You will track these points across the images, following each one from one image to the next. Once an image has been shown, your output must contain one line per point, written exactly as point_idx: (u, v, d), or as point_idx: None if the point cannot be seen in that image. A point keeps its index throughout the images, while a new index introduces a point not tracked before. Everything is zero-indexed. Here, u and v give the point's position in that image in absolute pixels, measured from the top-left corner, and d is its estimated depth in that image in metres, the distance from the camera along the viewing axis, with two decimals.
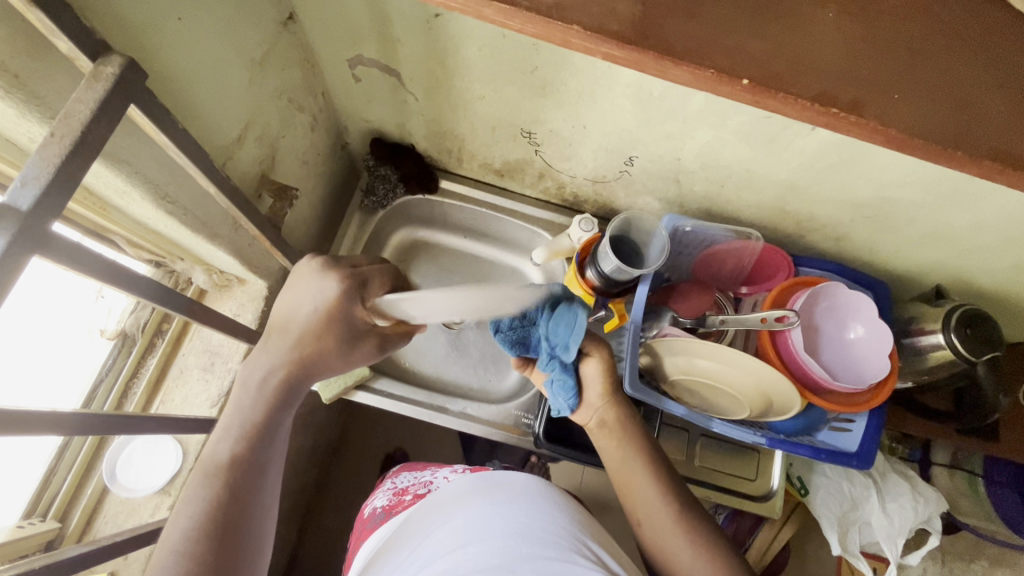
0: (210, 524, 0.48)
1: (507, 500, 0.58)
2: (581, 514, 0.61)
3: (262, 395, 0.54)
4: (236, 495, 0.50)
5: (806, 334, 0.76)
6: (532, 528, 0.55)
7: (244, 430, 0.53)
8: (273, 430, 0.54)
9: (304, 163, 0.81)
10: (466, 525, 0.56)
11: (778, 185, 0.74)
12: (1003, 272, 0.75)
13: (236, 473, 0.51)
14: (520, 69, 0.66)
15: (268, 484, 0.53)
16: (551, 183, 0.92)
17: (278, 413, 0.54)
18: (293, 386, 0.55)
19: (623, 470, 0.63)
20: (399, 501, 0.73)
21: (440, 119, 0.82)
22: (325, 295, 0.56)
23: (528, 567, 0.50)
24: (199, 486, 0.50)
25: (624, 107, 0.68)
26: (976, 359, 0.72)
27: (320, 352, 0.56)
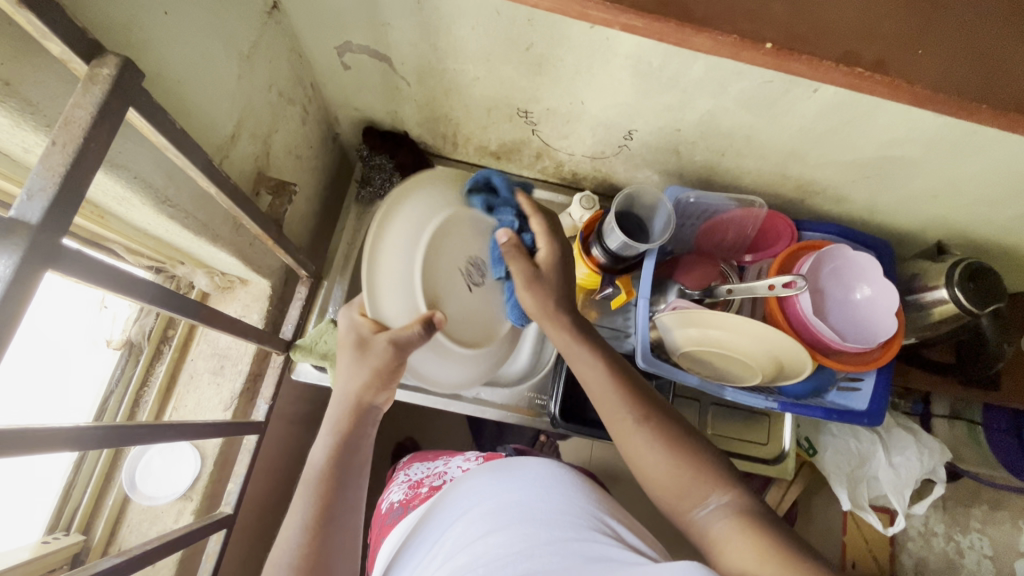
0: (305, 556, 0.52)
1: (527, 489, 0.58)
2: (598, 494, 0.62)
3: (329, 433, 0.60)
4: (321, 528, 0.54)
5: (813, 297, 0.77)
6: (548, 514, 0.55)
7: (323, 464, 0.58)
8: (351, 464, 0.59)
9: (298, 157, 0.80)
10: (487, 514, 0.56)
11: (779, 149, 0.74)
12: (1001, 223, 0.77)
13: (321, 510, 0.55)
14: (514, 47, 0.65)
15: (354, 498, 0.58)
16: (549, 162, 0.91)
17: (350, 453, 0.59)
18: (358, 429, 0.61)
19: (593, 389, 0.61)
20: (415, 494, 0.74)
21: (433, 103, 0.81)
22: (344, 321, 0.61)
23: (549, 549, 0.50)
24: (294, 525, 0.54)
25: (623, 79, 0.67)
26: (979, 311, 0.74)
27: (365, 389, 0.60)
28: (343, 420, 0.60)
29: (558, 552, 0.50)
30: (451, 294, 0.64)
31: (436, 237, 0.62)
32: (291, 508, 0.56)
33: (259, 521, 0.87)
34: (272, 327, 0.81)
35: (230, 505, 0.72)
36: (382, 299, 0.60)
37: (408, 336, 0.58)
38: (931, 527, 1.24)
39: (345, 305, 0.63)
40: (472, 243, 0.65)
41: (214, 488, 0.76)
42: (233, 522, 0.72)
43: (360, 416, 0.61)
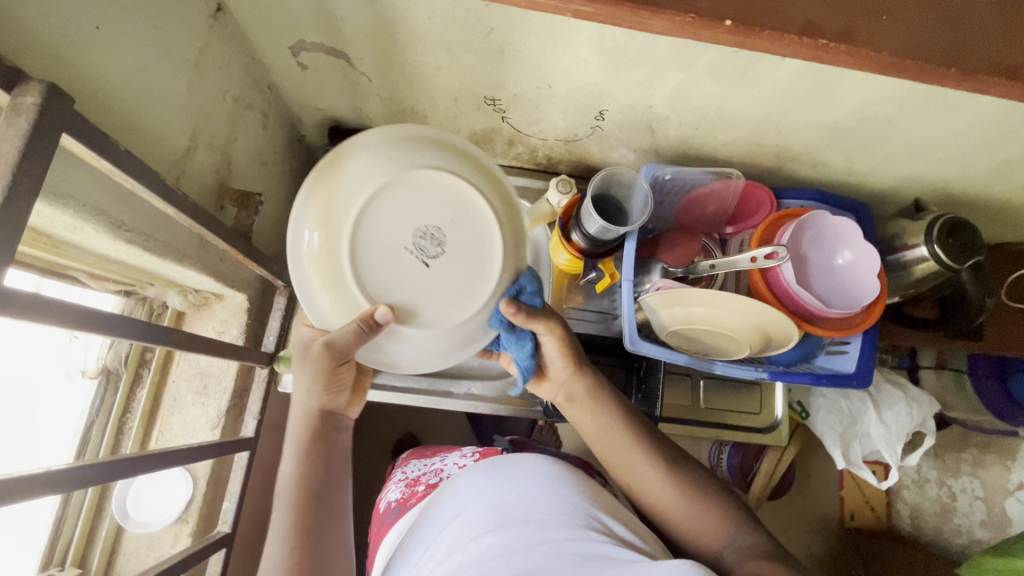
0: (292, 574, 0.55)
1: (520, 487, 0.58)
2: (592, 486, 0.62)
3: (292, 448, 0.62)
4: (303, 544, 0.57)
5: (796, 266, 0.76)
6: (541, 512, 0.55)
7: (293, 481, 0.60)
8: (320, 474, 0.61)
9: (263, 164, 0.77)
10: (481, 515, 0.56)
11: (753, 118, 0.73)
12: (977, 175, 0.77)
13: (300, 528, 0.58)
14: (474, 33, 0.63)
15: (332, 504, 0.61)
16: (522, 148, 0.89)
17: (317, 464, 0.61)
18: (319, 438, 0.62)
19: (618, 449, 0.68)
20: (412, 493, 0.74)
21: (398, 97, 0.78)
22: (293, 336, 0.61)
23: (542, 550, 0.50)
24: (277, 546, 0.57)
25: (589, 59, 0.65)
26: (958, 266, 0.75)
27: (315, 397, 0.61)
28: (301, 432, 0.62)
29: (552, 551, 0.50)
30: (403, 281, 0.51)
31: (368, 215, 0.50)
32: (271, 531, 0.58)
33: (261, 534, 0.87)
34: (254, 341, 0.79)
35: (228, 524, 0.71)
36: (320, 307, 0.52)
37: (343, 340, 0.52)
38: (923, 474, 1.36)
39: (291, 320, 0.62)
40: (418, 208, 0.51)
41: (210, 507, 0.75)
42: (232, 541, 0.71)
43: (318, 424, 0.62)
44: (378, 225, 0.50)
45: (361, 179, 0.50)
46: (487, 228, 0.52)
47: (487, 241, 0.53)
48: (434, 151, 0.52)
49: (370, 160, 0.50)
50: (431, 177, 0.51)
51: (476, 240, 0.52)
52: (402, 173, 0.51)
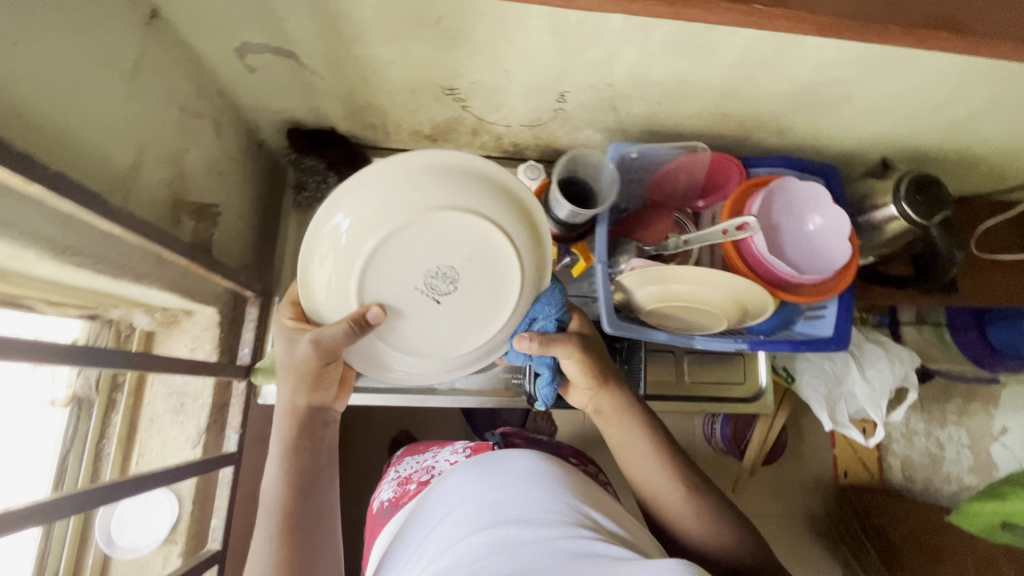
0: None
1: (510, 486, 0.58)
2: (581, 483, 0.62)
3: (277, 446, 0.60)
4: (293, 548, 0.56)
5: (768, 235, 0.76)
6: (531, 511, 0.55)
7: (277, 481, 0.59)
8: (305, 472, 0.60)
9: (221, 173, 0.75)
10: (470, 515, 0.56)
11: (715, 88, 0.72)
12: (940, 130, 0.77)
13: (287, 531, 0.56)
14: (423, 22, 0.61)
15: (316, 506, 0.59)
16: (487, 137, 0.87)
17: (302, 463, 0.60)
18: (303, 436, 0.61)
19: (639, 456, 0.65)
20: (404, 491, 0.76)
21: (354, 94, 0.76)
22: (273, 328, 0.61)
23: (533, 549, 0.50)
24: (264, 551, 0.55)
25: (543, 41, 0.64)
26: (926, 222, 0.75)
27: (299, 394, 0.60)
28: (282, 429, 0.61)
29: (542, 550, 0.49)
30: (407, 302, 0.57)
31: (397, 237, 0.53)
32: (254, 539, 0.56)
33: None
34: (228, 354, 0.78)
35: (218, 540, 0.71)
36: (314, 300, 0.56)
37: (327, 338, 0.54)
38: (912, 427, 1.41)
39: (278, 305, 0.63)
40: (445, 249, 0.55)
41: (200, 525, 0.74)
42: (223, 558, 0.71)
43: (305, 419, 0.62)
44: (406, 257, 0.55)
45: (409, 203, 0.52)
46: (504, 279, 0.58)
47: (501, 279, 0.59)
48: (471, 197, 0.53)
49: (424, 184, 0.52)
50: (472, 225, 0.54)
51: (489, 283, 0.58)
52: (436, 216, 0.53)
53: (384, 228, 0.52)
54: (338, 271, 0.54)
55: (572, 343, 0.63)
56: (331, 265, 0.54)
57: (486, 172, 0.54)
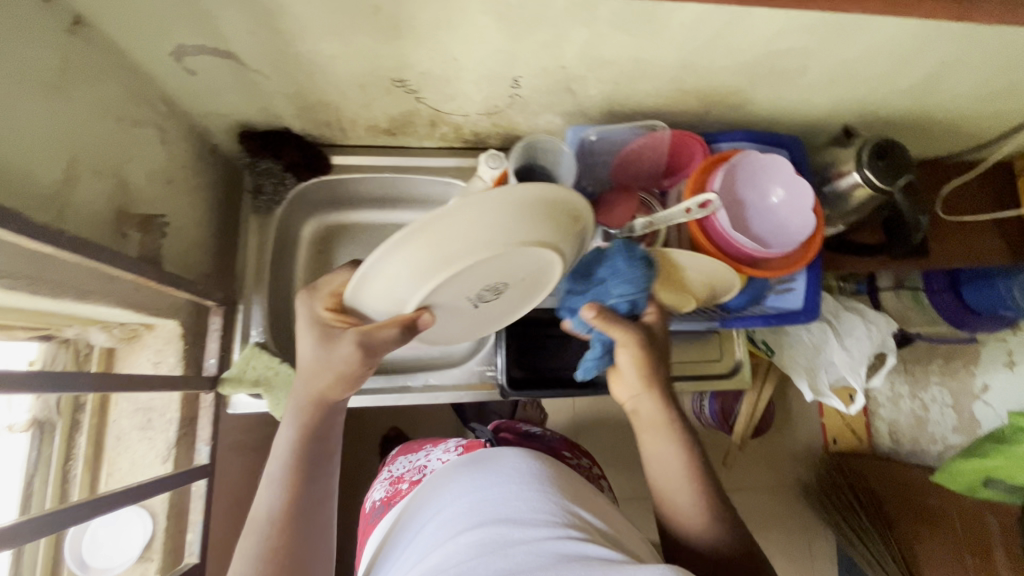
0: (272, 566, 0.52)
1: (499, 486, 0.58)
2: (569, 485, 0.62)
3: (293, 426, 0.60)
4: (289, 538, 0.54)
5: (732, 210, 0.75)
6: (520, 512, 0.54)
7: (284, 464, 0.58)
8: (315, 457, 0.59)
9: (171, 182, 0.73)
10: (460, 515, 0.56)
11: (669, 64, 0.71)
12: (900, 94, 0.77)
13: (285, 519, 0.55)
14: (360, 13, 0.59)
15: (320, 491, 0.58)
16: (446, 128, 0.86)
17: (316, 448, 0.60)
18: (323, 421, 0.61)
19: (653, 434, 0.65)
20: (396, 491, 0.76)
21: (304, 92, 0.74)
22: (304, 312, 0.63)
23: (521, 550, 0.49)
24: (260, 532, 0.54)
25: (488, 26, 0.62)
26: (890, 187, 0.75)
27: (325, 381, 0.61)
28: (304, 409, 0.61)
29: (530, 550, 0.49)
30: (447, 303, 0.62)
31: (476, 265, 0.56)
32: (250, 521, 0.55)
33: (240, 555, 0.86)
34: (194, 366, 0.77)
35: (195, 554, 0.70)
36: (371, 297, 0.58)
37: (377, 337, 0.59)
38: (897, 390, 1.49)
39: (308, 287, 0.64)
40: (505, 271, 0.60)
41: (176, 540, 0.73)
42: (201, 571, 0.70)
43: (328, 409, 0.62)
44: (477, 272, 0.57)
45: (504, 241, 0.53)
46: (531, 292, 0.69)
47: (531, 291, 0.69)
48: (557, 234, 0.57)
49: (522, 225, 0.53)
50: (542, 259, 0.59)
51: (518, 293, 0.67)
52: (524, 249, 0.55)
53: (473, 258, 0.53)
54: (411, 284, 0.55)
55: (631, 328, 0.65)
56: (406, 278, 0.55)
57: (576, 210, 0.58)
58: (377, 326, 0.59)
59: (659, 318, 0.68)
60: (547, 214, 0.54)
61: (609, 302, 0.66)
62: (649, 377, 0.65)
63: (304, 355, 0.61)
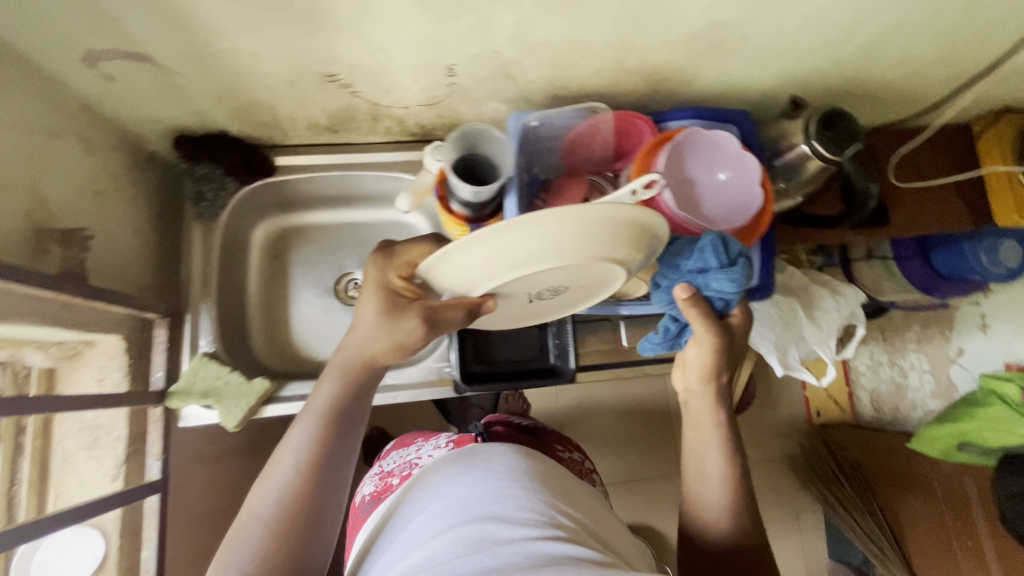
0: (287, 511, 0.52)
1: (485, 480, 0.58)
2: (556, 479, 0.63)
3: (334, 382, 0.58)
4: (312, 492, 0.53)
5: (679, 188, 0.74)
6: (506, 510, 0.54)
7: (319, 419, 0.56)
8: (351, 418, 0.58)
9: (98, 194, 0.71)
10: (445, 510, 0.55)
11: (606, 43, 0.69)
12: (847, 62, 0.75)
13: (312, 471, 0.54)
14: (273, 7, 0.56)
15: (343, 464, 0.56)
16: (389, 121, 0.83)
17: (354, 412, 0.58)
18: (363, 386, 0.60)
19: (695, 415, 0.65)
20: (386, 486, 0.75)
21: (233, 92, 0.72)
22: (376, 274, 0.60)
23: (509, 550, 0.49)
24: (282, 477, 0.53)
25: (410, 13, 0.60)
26: (838, 157, 0.74)
27: (376, 343, 0.58)
28: (347, 373, 0.59)
29: (518, 551, 0.49)
30: (508, 291, 0.61)
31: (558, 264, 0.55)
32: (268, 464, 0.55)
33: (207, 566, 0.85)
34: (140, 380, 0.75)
35: None
36: (445, 275, 0.56)
37: (449, 317, 0.58)
38: (876, 359, 1.49)
39: (385, 249, 0.62)
40: (573, 275, 0.59)
41: (132, 557, 0.72)
42: None
43: (371, 377, 0.60)
44: (545, 275, 0.57)
45: (592, 249, 0.53)
46: (581, 296, 0.69)
47: (583, 295, 0.68)
48: (632, 255, 0.58)
49: (613, 238, 0.53)
50: (610, 271, 0.60)
51: (569, 296, 0.67)
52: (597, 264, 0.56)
53: (560, 258, 0.53)
54: (494, 267, 0.54)
55: (717, 326, 0.61)
56: (493, 262, 0.53)
57: (657, 238, 0.58)
58: (443, 309, 0.58)
59: (744, 323, 0.63)
60: (638, 233, 0.54)
61: (704, 293, 0.60)
62: (714, 377, 0.64)
63: (369, 324, 0.59)
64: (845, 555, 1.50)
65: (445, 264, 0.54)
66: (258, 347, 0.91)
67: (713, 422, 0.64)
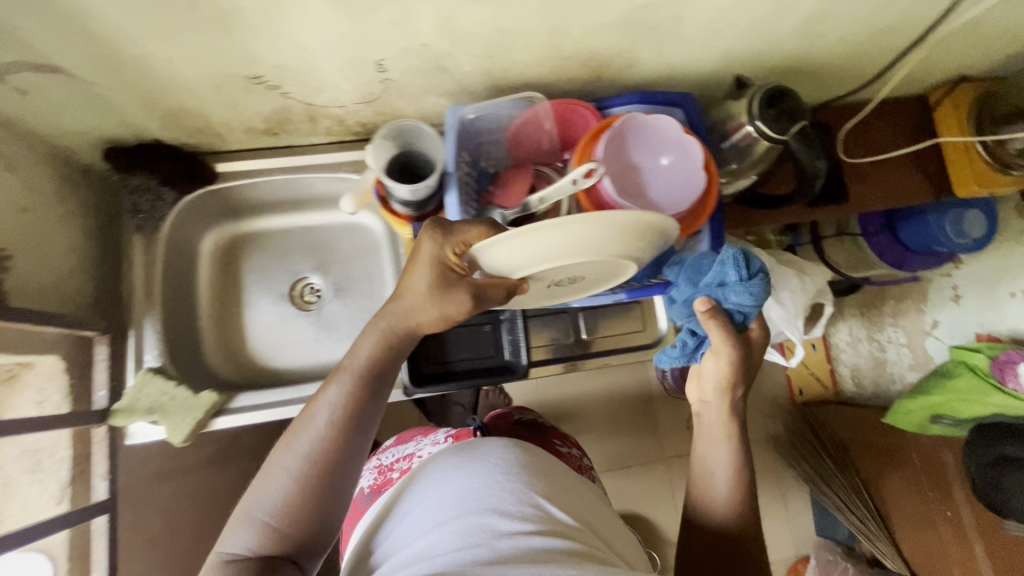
0: (314, 463, 0.55)
1: (483, 474, 0.62)
2: (552, 469, 0.68)
3: (369, 346, 0.60)
4: (338, 449, 0.56)
5: (621, 176, 0.72)
6: (501, 502, 0.59)
7: (353, 380, 0.58)
8: (380, 382, 0.60)
9: (23, 212, 0.69)
10: (444, 501, 0.59)
11: (538, 31, 0.67)
12: (789, 38, 0.73)
13: (340, 430, 0.56)
14: (178, 9, 0.54)
15: (372, 429, 0.59)
16: (329, 121, 0.81)
17: (384, 377, 0.60)
18: (393, 352, 0.61)
19: (709, 416, 0.70)
20: (388, 479, 0.78)
21: (159, 100, 0.70)
22: (432, 247, 0.59)
23: (506, 541, 0.54)
24: (311, 431, 0.56)
25: (325, 9, 0.58)
26: (783, 135, 0.72)
27: (416, 309, 0.60)
28: (392, 337, 0.61)
29: (513, 542, 0.54)
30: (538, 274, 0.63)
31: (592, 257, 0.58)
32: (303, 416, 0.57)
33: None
34: (80, 399, 0.74)
35: None
36: (500, 256, 0.57)
37: (495, 296, 0.60)
38: (854, 335, 1.47)
39: (440, 224, 0.59)
40: (594, 268, 0.63)
41: None
42: None
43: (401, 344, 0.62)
44: (574, 266, 0.61)
45: (625, 247, 0.58)
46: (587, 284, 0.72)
47: (590, 283, 0.72)
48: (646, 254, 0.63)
49: (641, 239, 0.58)
50: (625, 267, 0.64)
51: (580, 283, 0.70)
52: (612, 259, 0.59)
53: (597, 252, 0.57)
54: (544, 254, 0.56)
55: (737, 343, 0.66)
56: (546, 249, 0.55)
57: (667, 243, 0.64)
58: (487, 288, 0.60)
59: (761, 335, 0.68)
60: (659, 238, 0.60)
61: (725, 306, 0.65)
62: (730, 389, 0.68)
63: (418, 295, 0.59)
64: (831, 531, 1.50)
65: (504, 249, 0.56)
66: (213, 359, 0.90)
67: (725, 428, 0.69)
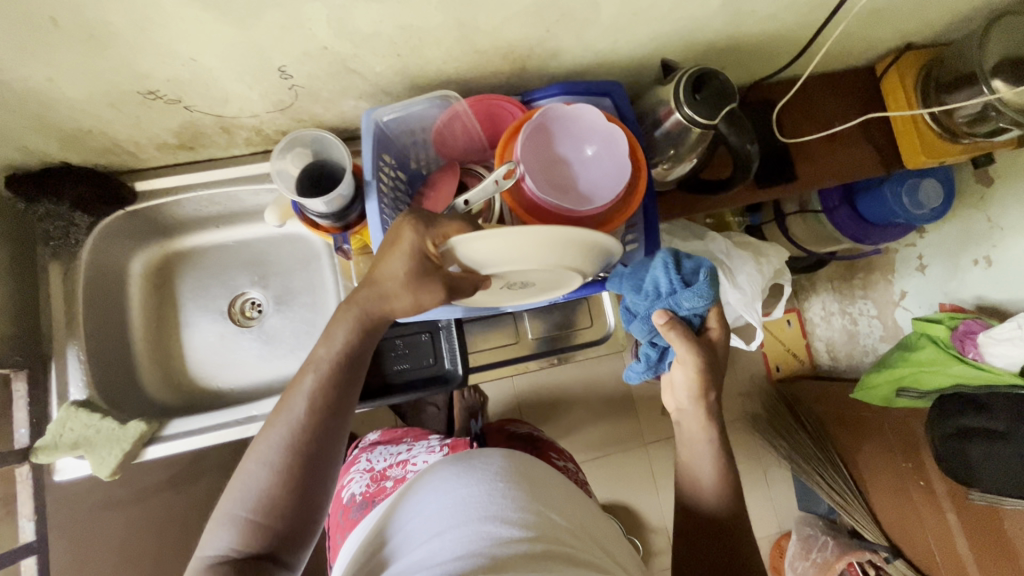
0: (292, 456, 0.53)
1: (483, 482, 0.59)
2: (534, 471, 0.65)
3: (344, 332, 0.57)
4: (315, 440, 0.55)
5: (548, 170, 0.69)
6: (502, 511, 0.56)
7: (328, 368, 0.57)
8: (354, 369, 0.58)
9: None
10: (442, 510, 0.57)
11: (445, 25, 0.63)
12: (716, 16, 0.70)
13: (317, 420, 0.55)
14: (39, 28, 0.51)
15: (349, 418, 0.58)
16: (245, 132, 0.78)
17: (358, 363, 0.59)
18: (369, 337, 0.59)
19: (690, 412, 0.68)
20: (381, 489, 0.79)
21: (53, 123, 0.66)
22: (413, 238, 0.53)
23: (508, 551, 0.51)
24: (287, 424, 0.54)
25: (202, 18, 0.54)
26: (710, 121, 0.70)
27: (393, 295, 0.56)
28: (366, 321, 0.58)
29: (516, 552, 0.52)
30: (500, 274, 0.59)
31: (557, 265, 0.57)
32: (279, 407, 0.56)
33: None
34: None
35: None
36: (478, 252, 0.53)
37: (462, 291, 0.56)
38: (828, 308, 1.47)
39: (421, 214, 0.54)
40: (548, 278, 0.62)
41: None
42: None
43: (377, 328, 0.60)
44: (532, 272, 0.59)
45: (583, 260, 0.58)
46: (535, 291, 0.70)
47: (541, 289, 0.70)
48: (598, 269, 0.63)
49: (596, 256, 0.59)
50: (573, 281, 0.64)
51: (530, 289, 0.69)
52: (564, 272, 0.58)
53: (561, 263, 0.56)
54: (518, 256, 0.53)
55: (698, 347, 0.63)
56: (519, 252, 0.53)
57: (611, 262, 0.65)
58: (460, 282, 0.56)
59: (722, 337, 0.66)
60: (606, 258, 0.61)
61: (680, 313, 0.64)
62: (702, 396, 0.66)
63: (395, 282, 0.55)
64: (812, 505, 1.51)
65: (483, 245, 0.52)
66: (150, 384, 0.88)
67: (704, 428, 0.67)
